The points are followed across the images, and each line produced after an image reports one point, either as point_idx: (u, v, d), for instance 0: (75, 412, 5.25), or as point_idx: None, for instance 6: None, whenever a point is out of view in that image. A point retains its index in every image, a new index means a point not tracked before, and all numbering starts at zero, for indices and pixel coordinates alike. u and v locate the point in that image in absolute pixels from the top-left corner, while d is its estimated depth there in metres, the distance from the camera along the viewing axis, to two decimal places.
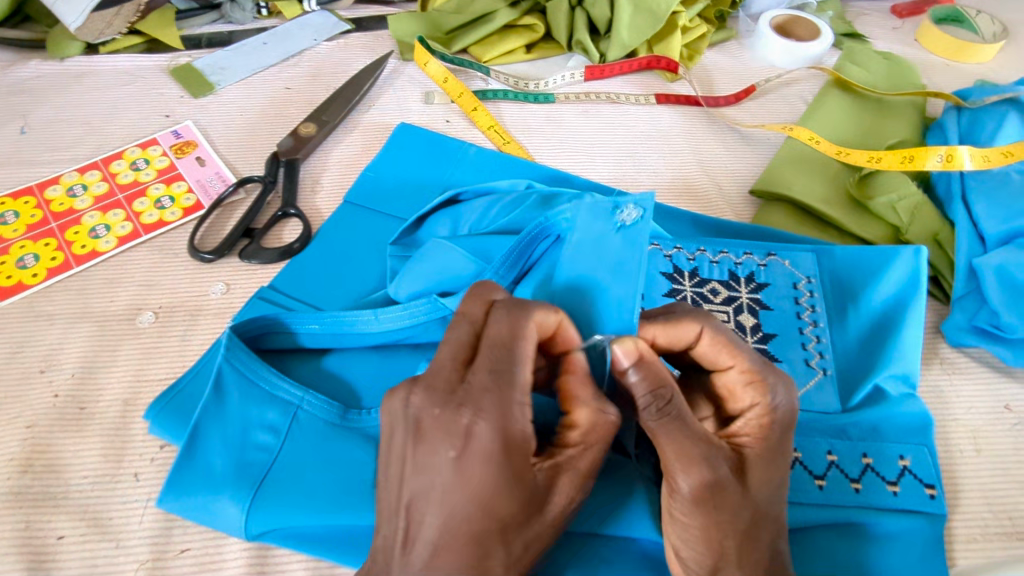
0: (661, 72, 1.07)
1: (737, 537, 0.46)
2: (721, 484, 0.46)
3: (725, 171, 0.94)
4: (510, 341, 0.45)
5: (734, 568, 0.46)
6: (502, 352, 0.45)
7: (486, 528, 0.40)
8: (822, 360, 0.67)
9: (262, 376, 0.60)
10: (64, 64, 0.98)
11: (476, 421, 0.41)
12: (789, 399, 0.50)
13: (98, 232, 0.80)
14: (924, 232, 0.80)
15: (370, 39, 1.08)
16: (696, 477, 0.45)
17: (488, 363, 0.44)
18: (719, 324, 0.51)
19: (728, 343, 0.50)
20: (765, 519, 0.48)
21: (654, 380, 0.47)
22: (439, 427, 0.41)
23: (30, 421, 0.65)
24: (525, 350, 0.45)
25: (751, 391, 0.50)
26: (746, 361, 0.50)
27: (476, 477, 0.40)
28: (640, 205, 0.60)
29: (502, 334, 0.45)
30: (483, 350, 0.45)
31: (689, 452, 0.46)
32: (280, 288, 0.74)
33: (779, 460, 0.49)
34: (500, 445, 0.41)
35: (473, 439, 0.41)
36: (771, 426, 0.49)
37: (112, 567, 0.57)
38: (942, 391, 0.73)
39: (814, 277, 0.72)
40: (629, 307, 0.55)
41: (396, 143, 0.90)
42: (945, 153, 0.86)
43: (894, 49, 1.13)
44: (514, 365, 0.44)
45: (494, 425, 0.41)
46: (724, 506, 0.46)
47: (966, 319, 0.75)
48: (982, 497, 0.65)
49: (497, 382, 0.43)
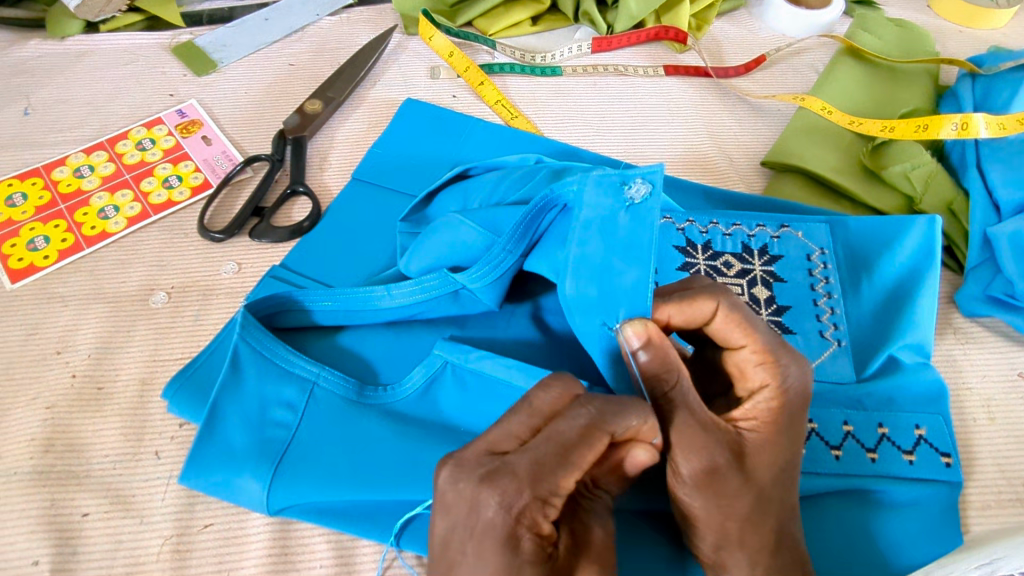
0: (670, 42, 1.05)
1: (739, 520, 0.47)
2: (720, 469, 0.47)
3: (735, 143, 0.93)
4: (570, 444, 0.41)
5: (735, 547, 0.48)
6: (556, 450, 0.41)
7: None
8: (836, 331, 0.67)
9: (279, 354, 0.60)
10: (65, 43, 0.97)
11: (497, 511, 0.39)
12: (802, 381, 0.50)
13: (107, 213, 0.80)
14: (938, 201, 0.80)
15: (373, 14, 1.06)
16: (696, 463, 0.46)
17: (536, 453, 0.41)
18: (735, 299, 0.50)
19: (741, 320, 0.49)
20: (770, 500, 0.48)
21: (662, 361, 0.48)
22: (459, 504, 0.41)
23: (49, 401, 0.66)
24: (577, 456, 0.41)
25: (761, 371, 0.50)
26: (759, 341, 0.50)
27: (488, 563, 0.39)
28: (649, 179, 0.55)
29: (564, 432, 0.42)
30: (540, 438, 0.42)
31: (690, 440, 0.47)
32: (291, 267, 0.73)
33: (786, 445, 0.49)
34: (514, 535, 0.39)
35: (488, 524, 0.39)
36: (780, 409, 0.49)
37: (138, 542, 0.58)
38: (956, 360, 0.73)
39: (827, 248, 0.71)
40: (639, 288, 0.53)
41: (403, 119, 0.89)
42: (959, 121, 0.84)
43: (907, 16, 1.11)
44: (558, 468, 0.40)
45: (509, 518, 0.39)
46: (723, 492, 0.47)
47: (981, 289, 0.75)
48: (995, 465, 0.66)
49: (535, 477, 0.40)
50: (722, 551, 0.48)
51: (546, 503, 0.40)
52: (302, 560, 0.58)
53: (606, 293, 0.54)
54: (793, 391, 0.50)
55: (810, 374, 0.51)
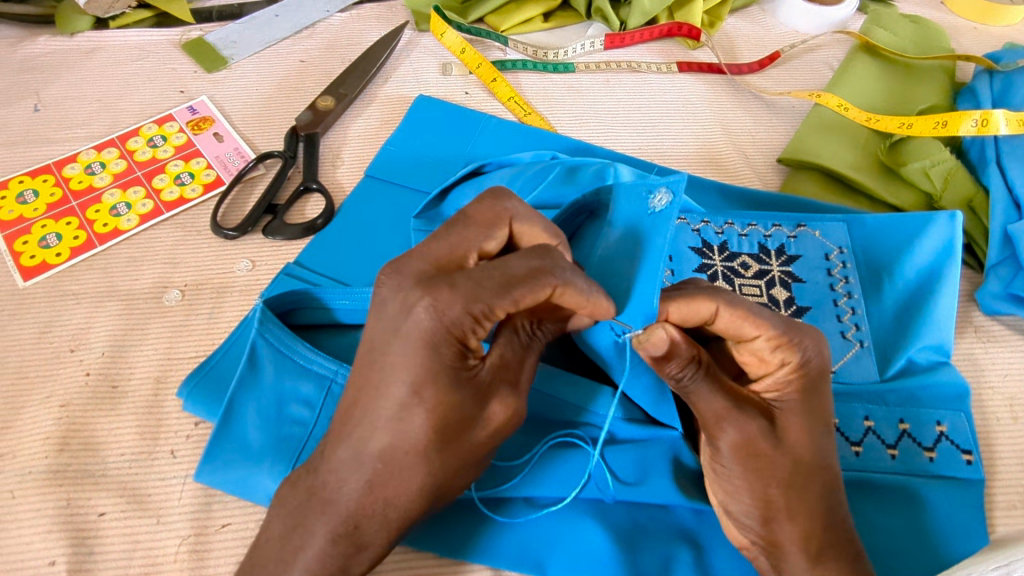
0: (683, 39, 1.04)
1: (781, 486, 0.48)
2: (754, 439, 0.48)
3: (750, 139, 0.93)
4: (514, 281, 0.45)
5: (785, 518, 0.48)
6: (498, 282, 0.44)
7: (430, 442, 0.43)
8: (858, 332, 0.66)
9: (297, 351, 0.58)
10: (75, 39, 0.96)
11: (426, 310, 0.43)
12: (818, 349, 0.50)
13: (119, 210, 0.79)
14: (958, 197, 0.79)
15: (384, 10, 1.06)
16: (731, 435, 0.49)
17: (478, 279, 0.44)
18: (733, 297, 0.50)
19: (747, 314, 0.49)
20: (809, 470, 0.48)
21: (685, 351, 0.48)
22: (394, 306, 0.45)
23: (64, 400, 0.65)
24: (518, 294, 0.44)
25: (779, 354, 0.50)
26: (771, 329, 0.49)
27: (434, 395, 0.43)
28: (672, 189, 0.54)
29: (514, 268, 0.45)
30: (493, 268, 0.45)
31: (717, 408, 0.49)
32: (305, 265, 0.73)
33: (815, 413, 0.49)
34: (437, 337, 0.43)
35: (412, 316, 0.44)
36: (802, 381, 0.49)
37: (154, 543, 0.57)
38: (977, 358, 0.72)
39: (845, 247, 0.70)
40: (649, 292, 0.51)
41: (415, 116, 0.89)
42: (979, 118, 0.83)
43: (920, 13, 1.10)
44: (501, 296, 0.44)
45: (432, 317, 0.43)
46: (762, 457, 0.48)
47: (1002, 287, 0.74)
48: (1019, 464, 0.65)
49: (468, 296, 0.43)
50: (772, 525, 0.48)
51: (475, 320, 0.44)
52: None
53: (616, 285, 0.54)
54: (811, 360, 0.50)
55: (826, 349, 0.51)
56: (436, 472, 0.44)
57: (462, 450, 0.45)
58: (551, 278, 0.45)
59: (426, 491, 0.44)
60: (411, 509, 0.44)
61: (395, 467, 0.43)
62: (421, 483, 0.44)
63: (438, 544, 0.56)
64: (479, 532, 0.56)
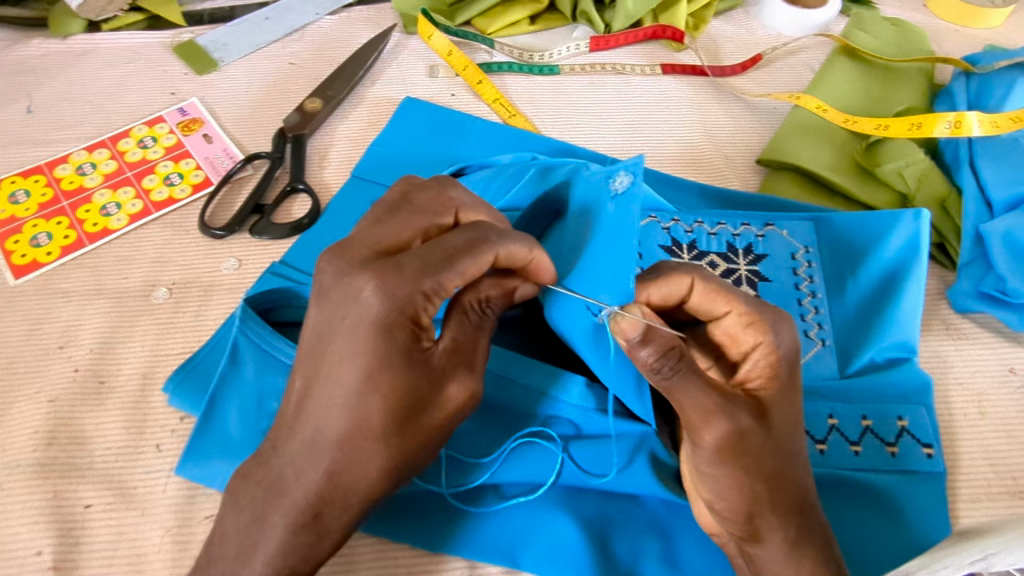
0: (667, 42, 1.06)
1: (765, 480, 0.48)
2: (744, 433, 0.48)
3: (731, 141, 0.94)
4: (454, 256, 0.47)
5: (769, 511, 0.48)
6: (442, 258, 0.47)
7: (383, 422, 0.44)
8: (821, 330, 0.68)
9: (276, 347, 0.59)
10: (67, 42, 0.98)
11: (372, 294, 0.45)
12: (793, 337, 0.52)
13: (109, 210, 0.81)
14: (930, 196, 0.81)
15: (373, 13, 1.07)
16: (718, 430, 0.48)
17: (421, 259, 0.47)
18: (708, 274, 0.53)
19: (720, 290, 0.53)
20: (790, 458, 0.49)
21: (665, 339, 0.48)
22: (336, 292, 0.46)
23: (53, 395, 0.67)
24: (461, 265, 0.47)
25: (751, 332, 0.52)
26: (742, 305, 0.52)
27: (386, 379, 0.44)
28: (631, 171, 0.58)
29: (456, 245, 0.48)
30: (432, 248, 0.48)
31: (706, 405, 0.48)
32: (290, 263, 0.74)
33: (793, 401, 0.51)
34: (389, 319, 0.45)
35: (360, 303, 0.45)
36: (778, 363, 0.51)
37: (139, 534, 0.59)
38: (946, 355, 0.73)
39: (811, 246, 0.72)
40: (622, 276, 0.54)
41: (401, 118, 0.90)
42: (953, 120, 0.84)
43: (903, 16, 1.11)
44: (445, 270, 0.47)
45: (379, 299, 0.45)
46: (749, 453, 0.48)
47: (973, 286, 0.75)
48: (985, 459, 0.66)
49: (419, 273, 0.46)
50: (756, 519, 0.48)
51: (425, 297, 0.46)
52: None
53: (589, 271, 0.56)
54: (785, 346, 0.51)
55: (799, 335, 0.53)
56: (395, 452, 0.45)
57: (420, 429, 0.46)
58: (489, 246, 0.48)
59: (388, 471, 0.46)
60: (363, 489, 0.46)
61: (341, 438, 0.44)
62: (380, 466, 0.45)
63: (408, 535, 0.57)
64: (450, 528, 0.58)
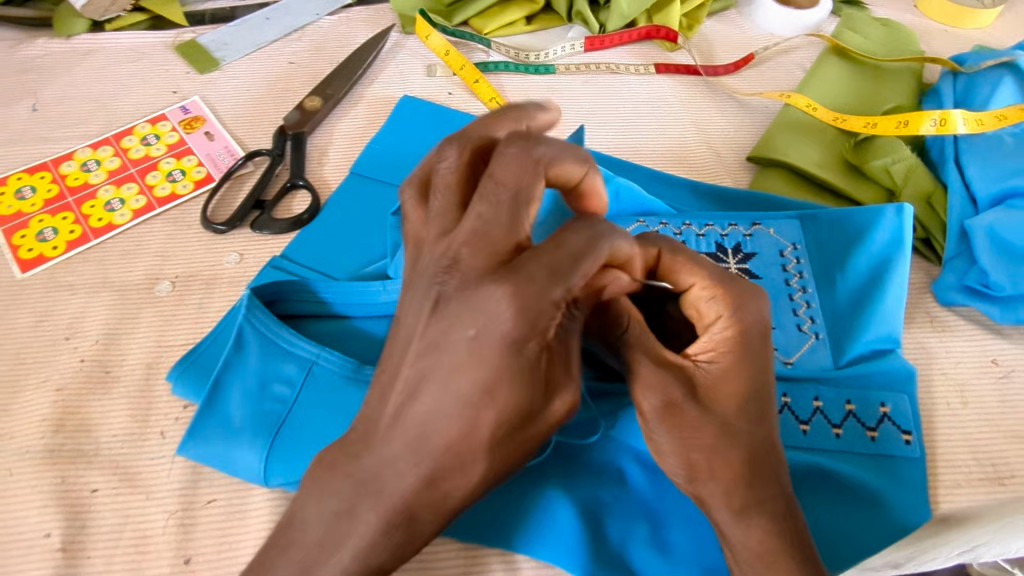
0: (661, 42, 1.08)
1: (705, 452, 0.49)
2: (676, 402, 0.50)
3: (723, 139, 0.96)
4: (581, 253, 0.44)
5: (710, 480, 0.49)
6: (569, 259, 0.44)
7: (502, 432, 0.43)
8: (813, 325, 0.69)
9: (282, 336, 0.62)
10: (72, 42, 1.00)
11: (504, 303, 0.42)
12: (757, 312, 0.51)
13: (113, 205, 0.83)
14: (916, 192, 0.83)
15: (372, 13, 1.09)
16: (651, 399, 0.50)
17: (546, 259, 0.43)
18: (677, 247, 0.54)
19: (685, 260, 0.53)
20: (739, 431, 0.49)
21: (614, 309, 0.54)
22: (452, 301, 0.43)
23: (59, 384, 0.69)
24: (586, 266, 0.44)
25: (713, 305, 0.52)
26: (704, 278, 0.52)
27: (504, 394, 0.42)
28: None
29: (577, 243, 0.45)
30: (553, 244, 0.44)
31: (644, 375, 0.51)
32: (291, 257, 0.76)
33: (749, 375, 0.50)
34: (521, 334, 0.42)
35: (488, 313, 0.42)
36: (735, 337, 0.50)
37: (144, 517, 0.61)
38: (930, 346, 0.75)
39: (799, 243, 0.75)
40: None
41: (400, 116, 0.92)
42: (939, 118, 0.87)
43: (894, 16, 1.13)
44: (573, 268, 0.44)
45: (511, 313, 0.42)
46: (684, 423, 0.49)
47: (957, 279, 0.77)
48: (966, 447, 0.68)
49: (549, 276, 0.43)
50: (698, 485, 0.50)
51: (557, 305, 0.43)
52: None
53: None
54: (747, 319, 0.51)
55: (768, 310, 0.52)
56: (497, 461, 0.44)
57: (525, 437, 0.45)
58: (608, 242, 0.45)
59: (487, 477, 0.45)
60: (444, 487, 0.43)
61: (452, 443, 0.42)
62: (480, 473, 0.44)
63: None
64: None
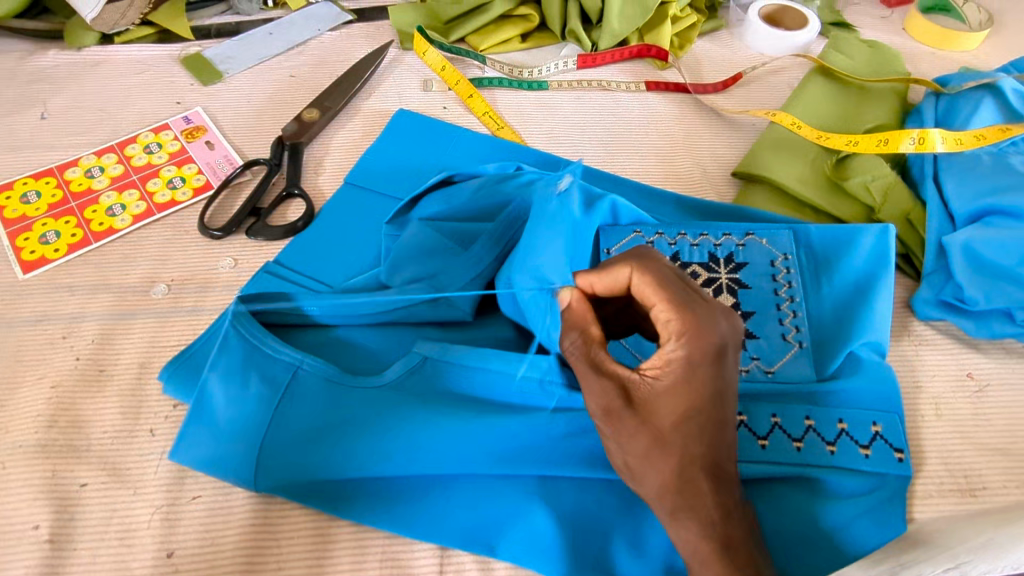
0: (652, 60, 1.11)
1: (638, 456, 0.50)
2: (614, 409, 0.50)
3: (710, 155, 0.98)
4: None
5: (642, 481, 0.50)
6: None
7: None
8: (798, 334, 0.71)
9: (266, 342, 0.64)
10: (81, 53, 1.03)
11: None
12: (713, 331, 0.49)
13: (114, 211, 0.85)
14: (895, 209, 0.84)
15: (371, 30, 1.13)
16: (595, 402, 0.52)
17: None
18: (650, 267, 0.53)
19: (654, 281, 0.52)
20: (672, 445, 0.48)
21: (577, 320, 0.55)
22: None
23: (55, 382, 0.71)
24: None
25: (669, 323, 0.50)
26: (663, 298, 0.51)
27: None
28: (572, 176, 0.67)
29: None
30: None
31: (593, 383, 0.52)
32: (283, 262, 0.79)
33: (690, 395, 0.48)
34: None
35: None
36: (679, 359, 0.49)
37: (130, 511, 0.62)
38: (908, 359, 0.76)
39: (790, 253, 0.76)
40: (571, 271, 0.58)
41: (395, 129, 0.95)
42: (917, 136, 0.89)
43: (881, 38, 1.16)
44: None
45: None
46: (621, 429, 0.50)
47: (933, 294, 0.78)
48: (940, 459, 0.69)
49: None
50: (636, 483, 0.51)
51: None
52: (281, 530, 0.62)
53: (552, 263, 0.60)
54: (701, 338, 0.49)
55: (731, 331, 0.50)
56: None
57: None
58: None
59: None
60: None
61: None
62: None
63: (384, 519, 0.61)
64: (426, 511, 0.61)
